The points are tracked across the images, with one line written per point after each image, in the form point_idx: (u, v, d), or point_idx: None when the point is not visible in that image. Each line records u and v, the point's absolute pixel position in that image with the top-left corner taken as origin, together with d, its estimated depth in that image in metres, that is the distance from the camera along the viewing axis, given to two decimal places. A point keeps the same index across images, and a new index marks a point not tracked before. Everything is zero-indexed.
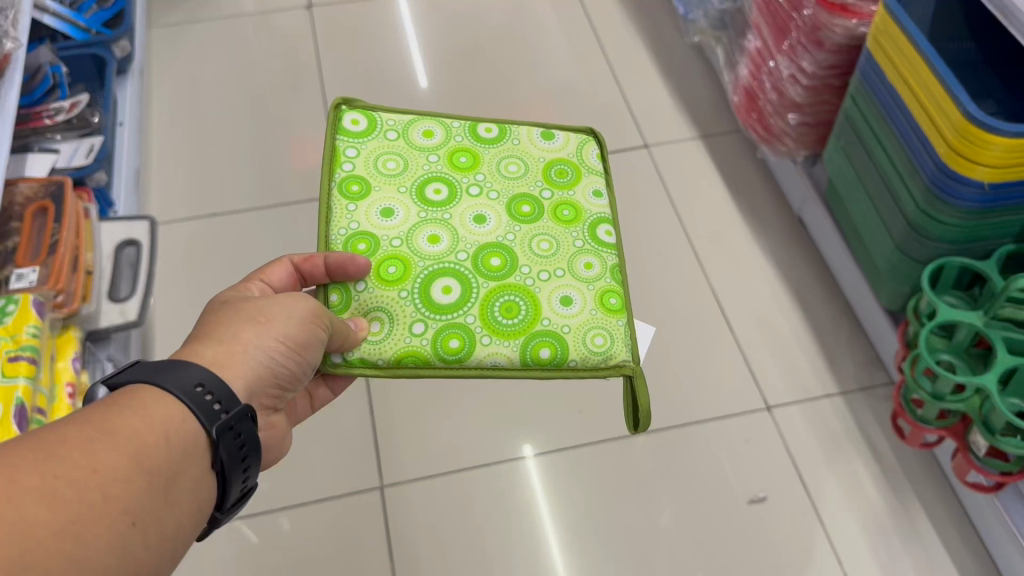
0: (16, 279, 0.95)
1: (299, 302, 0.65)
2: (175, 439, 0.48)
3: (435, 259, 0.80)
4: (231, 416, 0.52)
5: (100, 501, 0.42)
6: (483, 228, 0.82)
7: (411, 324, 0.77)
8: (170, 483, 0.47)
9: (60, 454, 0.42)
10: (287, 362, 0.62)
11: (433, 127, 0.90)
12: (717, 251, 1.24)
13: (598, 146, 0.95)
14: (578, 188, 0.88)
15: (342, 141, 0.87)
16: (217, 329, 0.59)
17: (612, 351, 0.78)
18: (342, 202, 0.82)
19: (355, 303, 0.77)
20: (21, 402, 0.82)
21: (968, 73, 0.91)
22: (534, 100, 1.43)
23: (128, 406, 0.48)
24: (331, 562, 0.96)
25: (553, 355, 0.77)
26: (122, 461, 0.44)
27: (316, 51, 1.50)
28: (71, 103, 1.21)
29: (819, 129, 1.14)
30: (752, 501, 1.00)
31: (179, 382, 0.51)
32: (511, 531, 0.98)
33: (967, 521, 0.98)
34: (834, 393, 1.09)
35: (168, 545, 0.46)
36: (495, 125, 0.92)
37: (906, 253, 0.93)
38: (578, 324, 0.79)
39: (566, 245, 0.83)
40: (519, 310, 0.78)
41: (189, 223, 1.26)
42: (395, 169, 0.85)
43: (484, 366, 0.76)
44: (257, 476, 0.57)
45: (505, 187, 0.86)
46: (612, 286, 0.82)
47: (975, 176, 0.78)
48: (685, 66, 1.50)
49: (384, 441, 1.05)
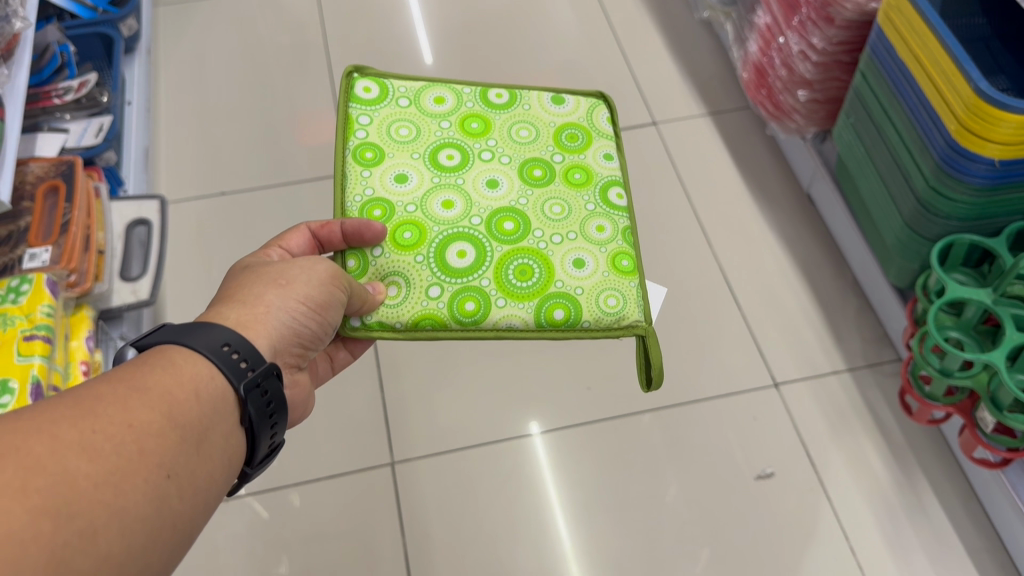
0: (28, 259, 0.95)
1: (318, 265, 0.65)
2: (204, 395, 0.49)
3: (450, 224, 0.80)
4: (257, 373, 0.52)
5: (137, 454, 0.43)
6: (496, 193, 0.82)
7: (427, 288, 0.77)
8: (202, 438, 0.48)
9: (97, 411, 0.43)
10: (309, 322, 0.63)
11: (444, 93, 0.90)
12: (725, 228, 1.24)
13: (608, 110, 0.95)
14: (589, 152, 0.88)
15: (355, 109, 0.86)
16: (240, 293, 0.60)
17: (625, 311, 0.79)
18: (356, 168, 0.82)
19: (372, 268, 0.78)
20: (37, 379, 0.84)
21: (981, 51, 0.90)
22: (541, 77, 1.43)
23: (159, 364, 0.48)
24: (342, 537, 0.97)
25: (568, 315, 0.77)
26: (156, 417, 0.45)
27: (322, 27, 1.49)
28: (80, 82, 1.19)
29: (829, 105, 1.13)
30: (759, 476, 1.01)
31: (207, 340, 0.52)
32: (521, 506, 0.99)
33: (973, 495, 0.99)
34: (842, 370, 1.09)
35: (201, 499, 0.47)
36: (505, 91, 0.91)
37: (916, 232, 0.93)
38: (591, 285, 0.79)
39: (578, 209, 0.83)
40: (533, 273, 0.78)
41: (198, 202, 1.26)
42: (408, 136, 0.85)
43: (500, 328, 0.77)
44: (283, 432, 0.57)
45: (517, 151, 0.86)
46: (624, 248, 0.82)
47: (985, 153, 0.78)
48: (692, 42, 1.50)
49: (394, 418, 1.06)
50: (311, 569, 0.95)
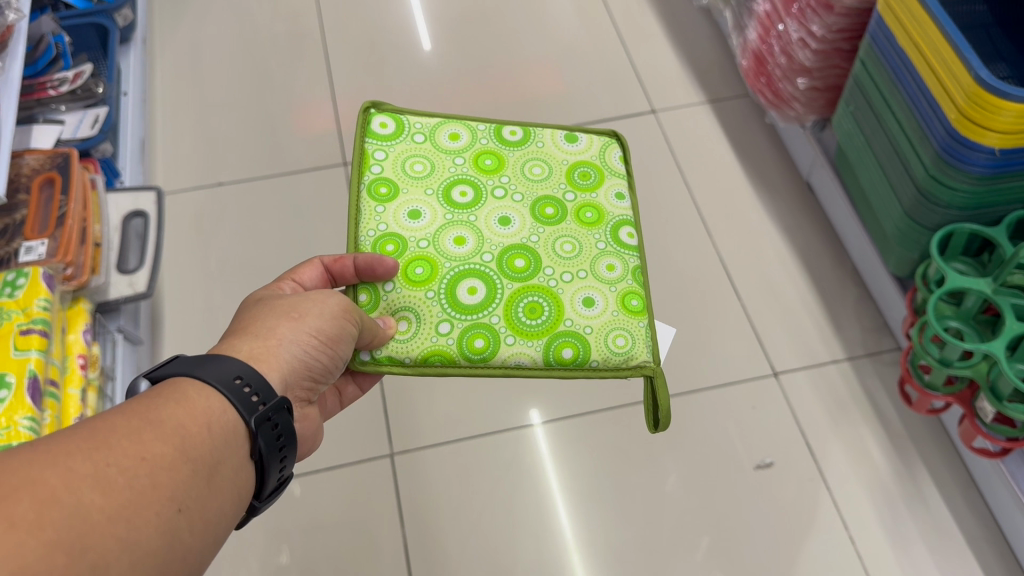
0: (25, 252, 0.94)
1: (331, 298, 0.65)
2: (216, 428, 0.49)
3: (461, 260, 0.78)
4: (268, 407, 0.52)
5: (149, 487, 0.42)
6: (508, 230, 0.81)
7: (437, 324, 0.75)
8: (213, 471, 0.47)
9: (111, 443, 0.43)
10: (320, 355, 0.63)
11: (459, 129, 0.88)
12: (724, 217, 1.24)
13: (621, 150, 0.92)
14: (601, 191, 0.85)
15: (371, 144, 0.85)
16: (253, 326, 0.60)
17: (633, 352, 0.76)
18: (370, 204, 0.81)
19: (383, 303, 0.76)
20: (33, 373, 0.84)
21: (981, 37, 0.89)
22: (539, 64, 1.42)
23: (172, 398, 0.48)
24: (341, 528, 0.97)
25: (576, 354, 0.75)
26: (168, 450, 0.45)
27: (319, 15, 1.49)
28: (75, 73, 1.20)
29: (829, 93, 1.13)
30: (758, 466, 1.01)
31: (219, 373, 0.52)
32: (520, 497, 0.99)
33: (972, 485, 0.99)
34: (841, 359, 1.09)
35: (213, 532, 0.47)
36: (520, 128, 0.89)
37: (915, 221, 0.92)
38: (601, 324, 0.77)
39: (589, 247, 0.81)
40: (543, 311, 0.77)
41: (194, 192, 1.26)
42: (422, 172, 0.83)
43: (508, 366, 0.75)
44: (293, 465, 0.57)
45: (529, 189, 0.84)
46: (634, 288, 0.80)
47: (985, 142, 0.77)
48: (692, 29, 1.49)
49: (394, 408, 1.06)
50: (311, 559, 0.95)
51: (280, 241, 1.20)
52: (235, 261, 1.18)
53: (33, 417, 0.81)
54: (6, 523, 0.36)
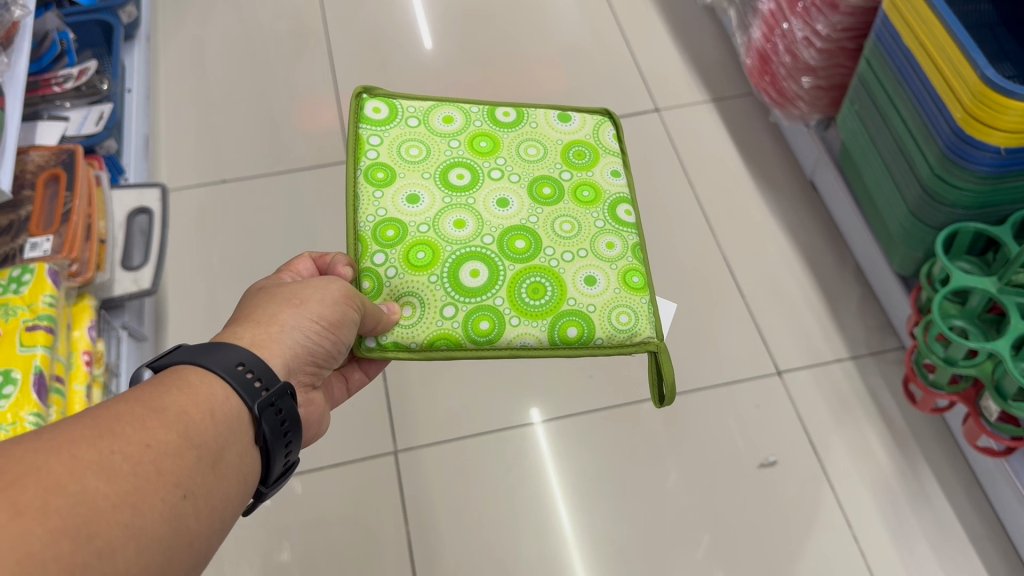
0: (30, 249, 0.94)
1: (332, 285, 0.65)
2: (219, 415, 0.49)
3: (462, 243, 0.78)
4: (271, 392, 0.52)
5: (155, 474, 0.42)
6: (507, 212, 0.80)
7: (442, 307, 0.75)
8: (218, 457, 0.47)
9: (115, 430, 0.43)
10: (323, 340, 0.63)
11: (453, 112, 0.87)
12: (728, 216, 1.24)
13: (614, 127, 0.92)
14: (596, 169, 0.85)
15: (366, 130, 0.85)
16: (255, 313, 0.60)
17: (637, 328, 0.77)
18: (368, 189, 0.80)
19: (387, 289, 0.76)
20: (39, 369, 0.84)
21: (987, 35, 0.90)
22: (543, 63, 1.42)
23: (175, 385, 0.49)
24: (342, 525, 0.97)
25: (581, 333, 0.76)
26: (172, 437, 0.45)
27: (322, 13, 1.48)
28: (80, 70, 1.18)
29: (834, 92, 1.13)
30: (762, 465, 1.01)
31: (221, 361, 0.52)
32: (522, 494, 0.99)
33: (976, 482, 0.99)
34: (845, 357, 1.09)
35: (219, 519, 0.46)
36: (512, 108, 0.89)
37: (919, 219, 0.93)
38: (604, 302, 0.77)
39: (588, 226, 0.81)
40: (546, 291, 0.77)
41: (198, 190, 1.26)
42: (418, 156, 0.83)
43: (514, 347, 0.75)
44: (298, 451, 0.57)
45: (526, 169, 0.84)
46: (634, 265, 0.80)
47: (990, 141, 0.77)
48: (695, 28, 1.49)
49: (396, 403, 1.06)
50: (313, 556, 0.95)
51: (283, 238, 1.20)
52: (239, 259, 1.18)
53: (38, 412, 0.82)
54: (13, 511, 0.36)
